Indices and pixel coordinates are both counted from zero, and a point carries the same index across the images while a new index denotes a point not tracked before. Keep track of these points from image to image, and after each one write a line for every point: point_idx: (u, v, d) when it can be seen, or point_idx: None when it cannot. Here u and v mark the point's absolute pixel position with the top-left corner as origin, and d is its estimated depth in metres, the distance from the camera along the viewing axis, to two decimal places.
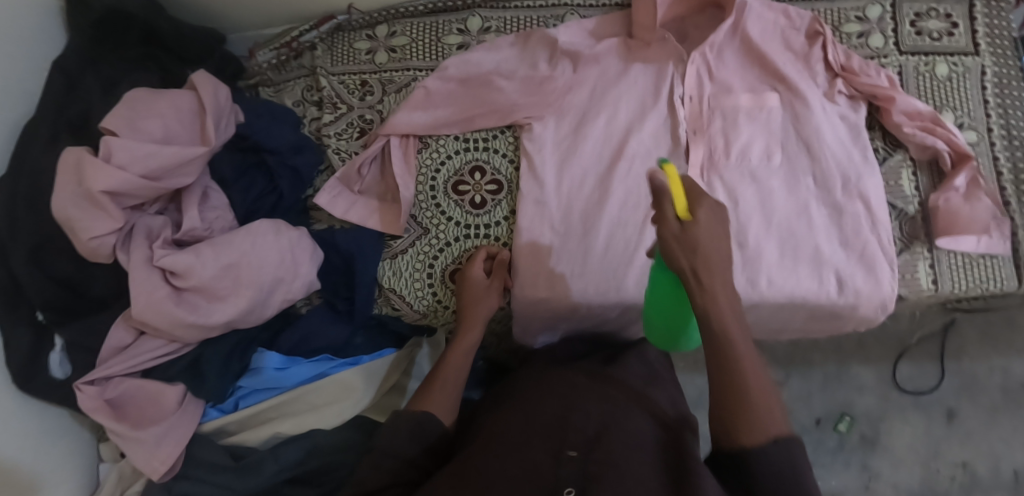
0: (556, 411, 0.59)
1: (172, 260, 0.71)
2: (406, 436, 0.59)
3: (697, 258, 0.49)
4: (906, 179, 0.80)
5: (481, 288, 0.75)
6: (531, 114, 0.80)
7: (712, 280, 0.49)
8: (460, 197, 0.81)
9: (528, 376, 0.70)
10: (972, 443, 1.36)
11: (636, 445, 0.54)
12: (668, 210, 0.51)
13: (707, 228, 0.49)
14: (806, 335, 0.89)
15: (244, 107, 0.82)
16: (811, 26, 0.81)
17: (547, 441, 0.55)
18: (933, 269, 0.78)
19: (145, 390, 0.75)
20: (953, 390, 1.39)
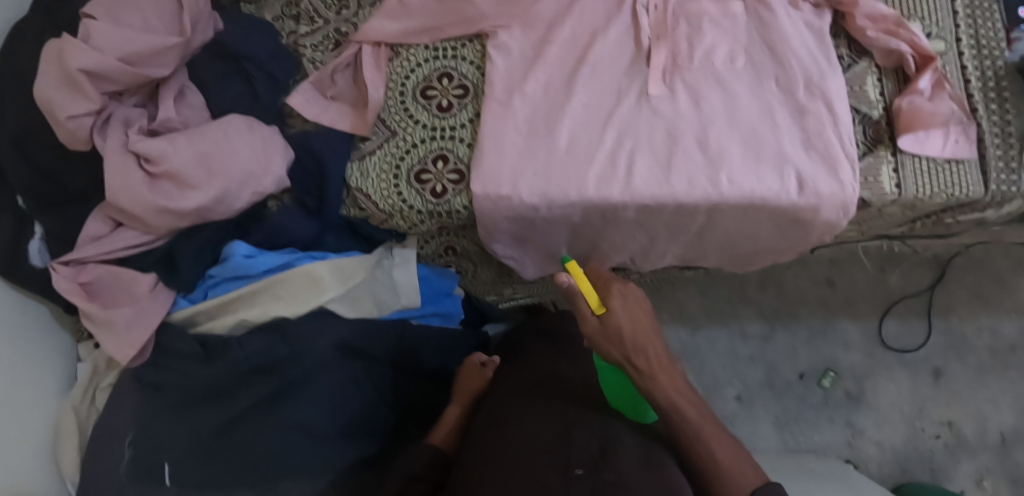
0: (559, 430, 0.69)
1: (146, 145, 0.74)
2: (411, 460, 0.77)
3: (627, 347, 0.68)
4: (871, 85, 0.79)
5: (478, 372, 0.93)
6: (497, 23, 0.82)
7: (644, 361, 0.68)
8: (427, 102, 0.83)
9: (516, 395, 0.82)
10: (959, 403, 1.39)
11: (634, 462, 0.63)
12: (585, 308, 0.71)
13: (621, 315, 0.68)
14: (778, 247, 0.90)
15: (226, 17, 0.86)
16: None
17: (552, 457, 0.64)
18: (897, 174, 0.77)
19: (118, 278, 0.77)
20: (941, 350, 1.41)
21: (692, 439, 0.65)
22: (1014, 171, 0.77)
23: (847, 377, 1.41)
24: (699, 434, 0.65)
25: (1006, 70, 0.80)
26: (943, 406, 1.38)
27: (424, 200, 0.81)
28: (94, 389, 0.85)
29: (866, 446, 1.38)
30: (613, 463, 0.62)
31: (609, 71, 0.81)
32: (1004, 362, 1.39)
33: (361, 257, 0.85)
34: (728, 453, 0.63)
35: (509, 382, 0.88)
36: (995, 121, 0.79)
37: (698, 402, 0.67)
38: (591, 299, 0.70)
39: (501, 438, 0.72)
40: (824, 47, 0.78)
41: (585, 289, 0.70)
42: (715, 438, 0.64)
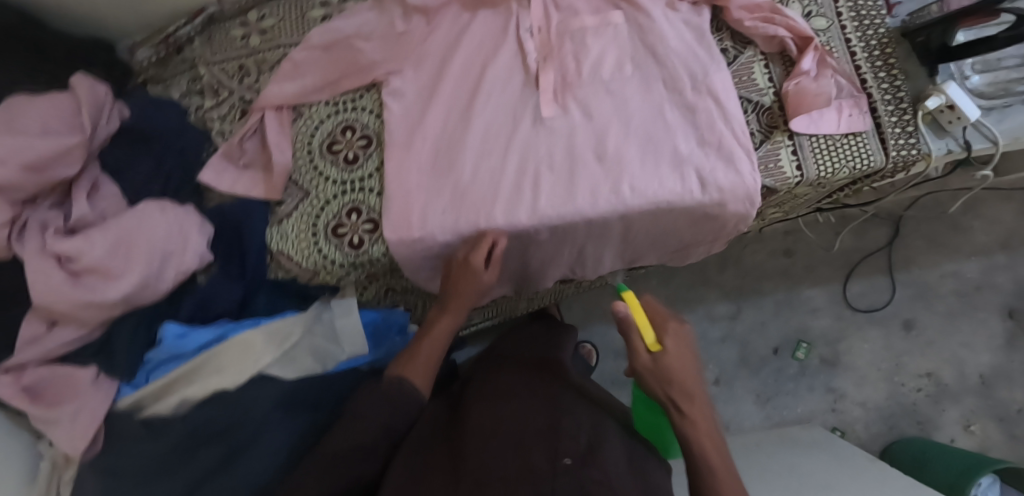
0: (547, 416, 0.66)
1: (63, 244, 0.76)
2: (377, 401, 0.66)
3: (675, 390, 0.62)
4: (758, 72, 0.80)
5: (477, 278, 0.77)
6: (390, 70, 0.84)
7: (689, 407, 0.62)
8: (334, 157, 0.85)
9: (507, 369, 0.81)
10: (935, 353, 1.39)
11: (621, 465, 0.60)
12: (638, 343, 0.64)
13: (673, 355, 0.62)
14: (704, 240, 0.91)
15: (130, 103, 0.88)
16: None
17: (540, 449, 0.59)
18: (796, 156, 0.78)
19: (59, 374, 0.80)
20: (909, 301, 1.42)
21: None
22: (911, 134, 0.78)
23: (821, 344, 1.41)
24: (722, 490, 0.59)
25: (890, 37, 0.81)
26: (920, 358, 1.39)
27: (344, 253, 0.82)
28: (56, 482, 0.86)
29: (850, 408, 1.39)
30: (601, 462, 0.58)
31: (502, 101, 0.82)
32: (972, 304, 1.41)
33: (295, 317, 0.85)
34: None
35: (498, 365, 0.84)
36: (885, 89, 0.80)
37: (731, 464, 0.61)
38: (644, 333, 0.64)
39: (490, 408, 0.68)
40: (703, 43, 0.80)
41: (641, 324, 0.64)
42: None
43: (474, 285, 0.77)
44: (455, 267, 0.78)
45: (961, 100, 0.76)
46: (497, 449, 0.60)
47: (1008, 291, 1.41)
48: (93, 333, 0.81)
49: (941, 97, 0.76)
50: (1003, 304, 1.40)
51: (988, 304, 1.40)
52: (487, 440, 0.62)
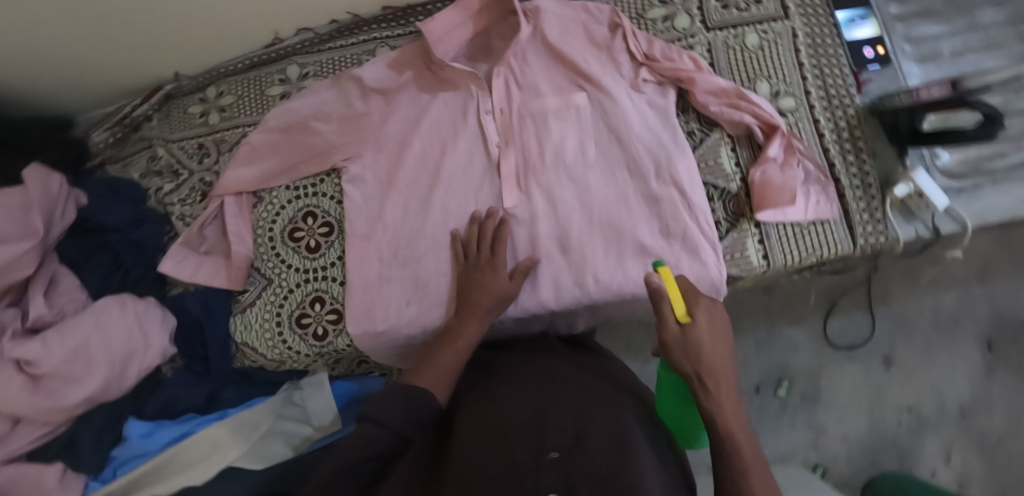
0: (533, 411, 0.57)
1: (21, 350, 0.75)
2: (395, 407, 0.57)
3: (702, 366, 0.58)
4: (725, 156, 0.79)
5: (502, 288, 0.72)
6: (348, 155, 0.82)
7: (717, 385, 0.58)
8: (296, 244, 0.84)
9: (504, 376, 0.66)
10: (915, 382, 1.20)
11: (612, 448, 0.53)
12: (669, 315, 0.59)
13: (705, 328, 0.59)
14: None
15: (88, 190, 0.86)
16: (611, 19, 0.81)
17: (523, 441, 0.54)
18: (763, 244, 0.77)
19: (25, 474, 0.78)
20: (889, 335, 1.21)
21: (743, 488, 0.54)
22: (879, 221, 0.77)
23: (801, 380, 1.22)
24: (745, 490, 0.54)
25: (858, 117, 0.79)
26: (899, 390, 1.19)
27: (308, 344, 0.82)
28: None
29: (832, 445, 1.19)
30: (589, 450, 0.53)
31: (461, 188, 0.80)
32: (950, 336, 1.20)
33: (264, 404, 0.84)
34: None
35: (497, 354, 0.75)
36: (854, 172, 0.78)
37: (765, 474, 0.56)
38: (676, 306, 0.59)
39: (480, 395, 0.63)
40: (669, 128, 0.78)
41: (672, 295, 0.59)
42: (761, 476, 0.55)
43: (490, 289, 0.72)
44: (476, 272, 0.73)
45: (929, 187, 0.75)
46: (481, 444, 0.55)
47: (988, 324, 1.20)
48: (57, 429, 0.81)
49: (909, 184, 0.76)
50: (981, 334, 1.20)
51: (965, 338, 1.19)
52: (471, 426, 0.58)
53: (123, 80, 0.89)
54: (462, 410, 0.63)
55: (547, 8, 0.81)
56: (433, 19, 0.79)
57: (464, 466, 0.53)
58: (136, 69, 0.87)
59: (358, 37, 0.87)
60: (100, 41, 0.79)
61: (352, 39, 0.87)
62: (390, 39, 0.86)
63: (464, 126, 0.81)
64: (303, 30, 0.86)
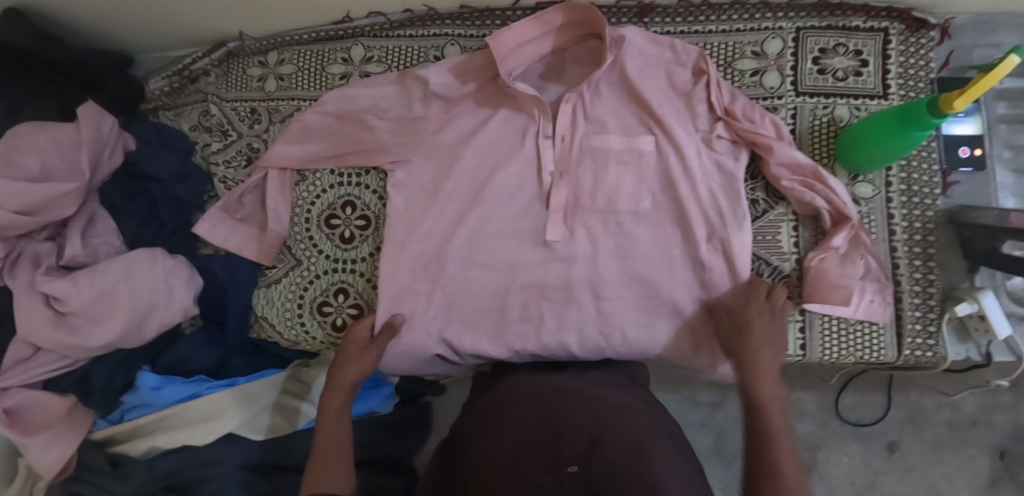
0: (544, 429, 0.55)
1: (51, 287, 0.76)
2: None
3: None
4: (785, 234, 0.75)
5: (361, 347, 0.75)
6: (398, 153, 0.79)
7: None
8: (331, 231, 0.83)
9: (505, 398, 0.64)
10: (913, 478, 1.08)
11: (629, 451, 0.53)
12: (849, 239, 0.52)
13: None
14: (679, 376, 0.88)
15: (138, 134, 0.87)
16: (698, 64, 0.76)
17: (538, 458, 0.52)
18: (804, 333, 0.74)
19: (40, 401, 0.82)
20: (899, 422, 1.10)
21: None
22: (930, 334, 0.73)
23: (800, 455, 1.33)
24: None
25: (936, 222, 0.74)
26: (896, 480, 1.08)
27: (326, 332, 0.82)
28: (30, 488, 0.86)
29: None
30: (606, 452, 0.52)
31: (504, 214, 0.77)
32: (962, 437, 1.08)
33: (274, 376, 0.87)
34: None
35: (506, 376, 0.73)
36: (918, 279, 0.74)
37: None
38: None
39: (488, 416, 0.61)
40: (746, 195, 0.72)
41: None
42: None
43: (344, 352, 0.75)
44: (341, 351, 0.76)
45: (994, 312, 0.70)
46: (492, 470, 0.52)
47: (1006, 433, 1.07)
48: (74, 364, 0.82)
49: (974, 305, 0.70)
50: (996, 442, 1.07)
51: (978, 442, 1.07)
52: (482, 446, 0.56)
53: (187, 30, 0.87)
54: (468, 438, 0.60)
55: (631, 40, 0.76)
56: (509, 29, 0.75)
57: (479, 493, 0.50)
58: (203, 22, 0.85)
59: (430, 31, 0.84)
60: None
61: (423, 32, 0.84)
62: (461, 39, 0.83)
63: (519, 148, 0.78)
64: (375, 13, 0.83)
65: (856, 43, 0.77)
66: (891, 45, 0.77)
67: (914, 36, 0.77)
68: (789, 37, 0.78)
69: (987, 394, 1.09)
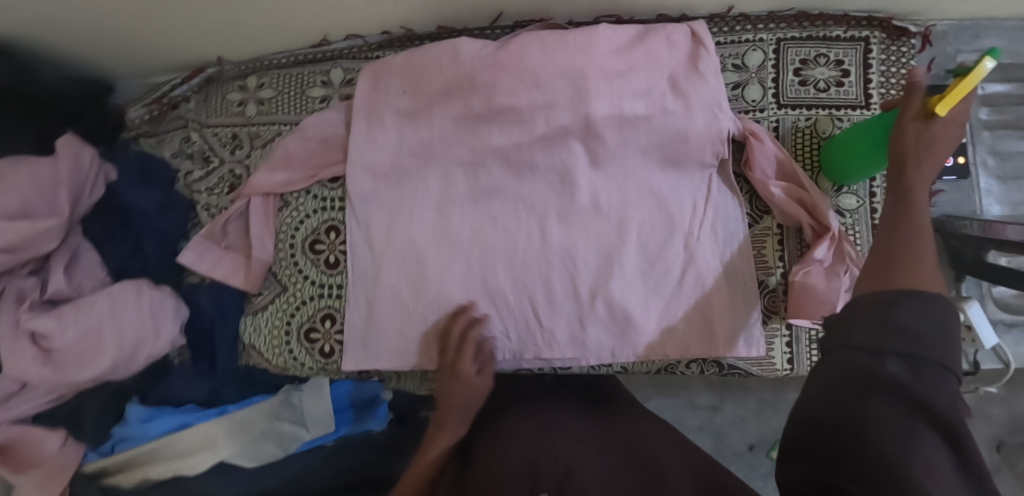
0: (523, 456, 0.66)
1: (36, 323, 0.76)
2: None
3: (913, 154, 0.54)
4: (770, 248, 0.76)
5: (469, 385, 0.73)
6: (381, 174, 0.78)
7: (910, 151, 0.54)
8: (316, 256, 0.82)
9: (505, 429, 0.74)
10: None
11: (604, 486, 0.58)
12: (917, 104, 0.55)
13: (942, 128, 0.53)
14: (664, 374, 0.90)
15: (118, 164, 0.86)
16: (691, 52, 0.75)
17: (522, 485, 0.60)
18: (790, 347, 0.75)
19: (31, 435, 0.82)
20: None
21: (909, 238, 0.49)
22: None
23: None
24: (914, 243, 0.49)
25: None
26: None
27: (314, 358, 0.82)
28: None
29: None
30: (577, 482, 0.58)
31: (493, 236, 0.77)
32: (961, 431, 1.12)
33: (265, 403, 0.87)
34: (933, 277, 0.46)
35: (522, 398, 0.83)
36: None
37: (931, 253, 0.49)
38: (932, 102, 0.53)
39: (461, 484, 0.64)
40: (716, 109, 0.74)
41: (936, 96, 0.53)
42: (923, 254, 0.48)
43: (462, 390, 0.73)
44: (443, 376, 0.74)
45: (981, 322, 0.70)
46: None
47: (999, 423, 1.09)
48: (63, 398, 0.82)
49: (959, 315, 0.71)
50: (995, 438, 1.14)
51: (991, 445, 1.13)
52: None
53: (168, 57, 0.87)
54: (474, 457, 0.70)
55: (602, 31, 0.74)
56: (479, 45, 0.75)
57: None
58: (179, 49, 0.85)
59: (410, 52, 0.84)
60: (176, 24, 0.78)
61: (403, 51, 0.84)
62: None
63: (483, 140, 0.75)
64: (353, 36, 0.83)
65: (837, 53, 0.77)
66: (873, 54, 0.76)
67: (895, 44, 0.76)
68: (769, 48, 0.77)
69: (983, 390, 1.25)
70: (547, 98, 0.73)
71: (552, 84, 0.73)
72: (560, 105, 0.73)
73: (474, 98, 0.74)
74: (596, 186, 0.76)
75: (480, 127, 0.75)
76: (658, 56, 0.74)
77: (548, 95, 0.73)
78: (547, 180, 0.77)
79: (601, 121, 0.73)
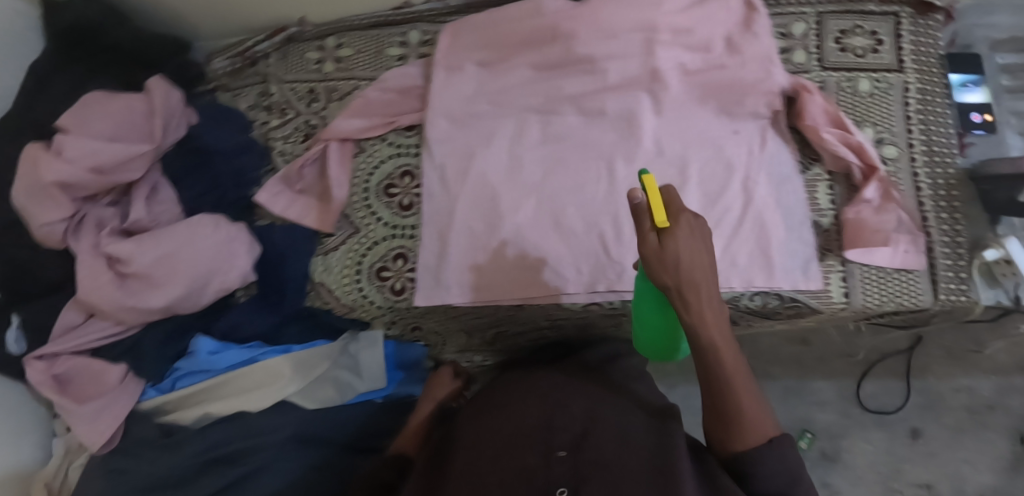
0: (543, 408, 0.68)
1: (115, 247, 0.77)
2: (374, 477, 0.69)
3: (683, 279, 0.51)
4: (821, 192, 0.82)
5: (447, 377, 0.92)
6: (459, 116, 0.85)
7: (697, 300, 0.53)
8: (389, 199, 0.86)
9: (510, 386, 0.76)
10: (937, 464, 1.27)
11: (616, 441, 0.61)
12: (647, 222, 0.52)
13: (685, 241, 0.50)
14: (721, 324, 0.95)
15: (198, 110, 0.89)
16: (747, 15, 0.82)
17: (532, 445, 0.63)
18: (846, 282, 0.79)
19: (90, 368, 0.81)
20: (919, 410, 1.31)
21: (723, 376, 0.56)
22: (963, 281, 0.79)
23: (823, 438, 1.32)
24: (732, 384, 0.57)
25: (958, 178, 0.81)
26: (920, 468, 1.27)
27: (385, 296, 0.84)
28: (66, 468, 0.87)
29: None
30: (596, 444, 0.61)
31: (564, 178, 0.82)
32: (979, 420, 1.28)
33: (326, 346, 0.88)
34: (759, 420, 0.56)
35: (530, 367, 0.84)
36: (946, 230, 0.80)
37: (738, 356, 0.57)
38: (656, 213, 0.51)
39: (471, 436, 0.67)
40: (768, 65, 0.81)
41: (655, 206, 0.51)
42: (746, 393, 0.57)
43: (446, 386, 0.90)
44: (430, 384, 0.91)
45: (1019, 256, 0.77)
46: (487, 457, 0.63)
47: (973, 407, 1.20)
48: (127, 331, 0.82)
49: (999, 251, 0.78)
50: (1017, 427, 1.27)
51: (995, 425, 1.27)
52: (471, 454, 0.65)
53: (252, 18, 0.95)
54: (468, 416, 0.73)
55: None
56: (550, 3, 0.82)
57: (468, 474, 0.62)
58: (265, 10, 0.93)
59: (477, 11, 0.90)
60: None
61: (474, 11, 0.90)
62: None
63: (559, 88, 0.83)
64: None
65: (871, 25, 0.85)
66: (903, 26, 0.85)
67: (923, 18, 0.85)
68: (811, 19, 0.86)
69: (1003, 379, 1.31)
70: (622, 47, 0.81)
71: (627, 35, 0.81)
72: (631, 56, 0.81)
73: (554, 47, 0.82)
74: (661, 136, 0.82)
75: (558, 77, 0.84)
76: (714, 15, 0.82)
77: (622, 45, 0.81)
78: (616, 126, 0.83)
79: (665, 72, 0.81)
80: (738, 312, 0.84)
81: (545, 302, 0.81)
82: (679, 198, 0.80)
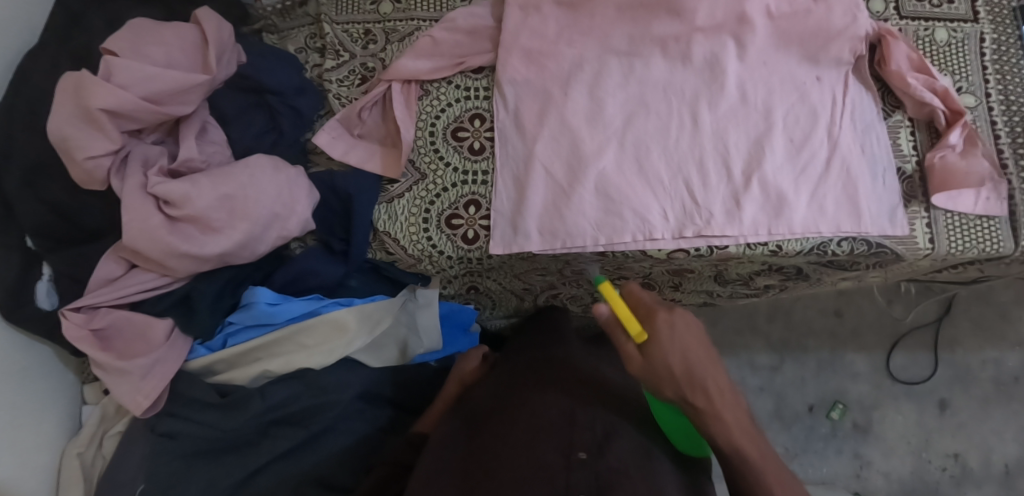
0: (560, 409, 0.65)
1: (166, 188, 0.68)
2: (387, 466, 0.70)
3: (684, 387, 0.59)
4: (904, 139, 0.81)
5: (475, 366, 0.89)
6: (534, 55, 0.81)
7: (709, 397, 0.59)
8: (458, 143, 0.81)
9: (521, 383, 0.74)
10: (965, 435, 1.19)
11: (633, 457, 0.60)
12: (625, 338, 0.62)
13: (665, 343, 0.60)
14: (783, 280, 0.94)
15: (249, 49, 0.83)
16: None
17: (554, 441, 0.59)
18: (930, 229, 0.78)
19: (134, 323, 0.74)
20: (948, 381, 1.22)
21: (757, 470, 0.59)
22: None
23: (856, 408, 1.22)
24: (763, 476, 0.59)
25: None
26: (949, 438, 1.19)
27: (456, 245, 0.78)
28: (101, 435, 0.84)
29: (872, 478, 1.19)
30: (614, 453, 0.59)
31: (647, 122, 0.79)
32: (1008, 393, 1.20)
33: (388, 301, 0.83)
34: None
35: (546, 357, 0.81)
36: None
37: (760, 443, 0.61)
38: (629, 327, 0.61)
39: (489, 434, 0.63)
40: (855, 9, 0.80)
41: (624, 316, 0.62)
42: (780, 479, 0.59)
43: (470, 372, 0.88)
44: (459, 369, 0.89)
45: None
46: (508, 452, 0.59)
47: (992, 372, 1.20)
48: (175, 283, 0.75)
49: None
50: None
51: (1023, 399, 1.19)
52: (490, 449, 0.61)
53: None
54: (483, 408, 0.72)
55: None
56: None
57: (485, 473, 0.57)
58: None
59: None
60: None
61: None
62: None
63: (645, 29, 0.81)
64: None
65: None
66: None
67: None
68: None
69: None
70: None
71: None
72: None
73: None
74: (745, 79, 0.80)
75: (642, 18, 0.81)
76: None
77: None
78: (700, 68, 0.80)
79: (752, 14, 0.80)
80: (811, 261, 0.83)
81: (629, 250, 0.76)
82: (766, 144, 0.77)
